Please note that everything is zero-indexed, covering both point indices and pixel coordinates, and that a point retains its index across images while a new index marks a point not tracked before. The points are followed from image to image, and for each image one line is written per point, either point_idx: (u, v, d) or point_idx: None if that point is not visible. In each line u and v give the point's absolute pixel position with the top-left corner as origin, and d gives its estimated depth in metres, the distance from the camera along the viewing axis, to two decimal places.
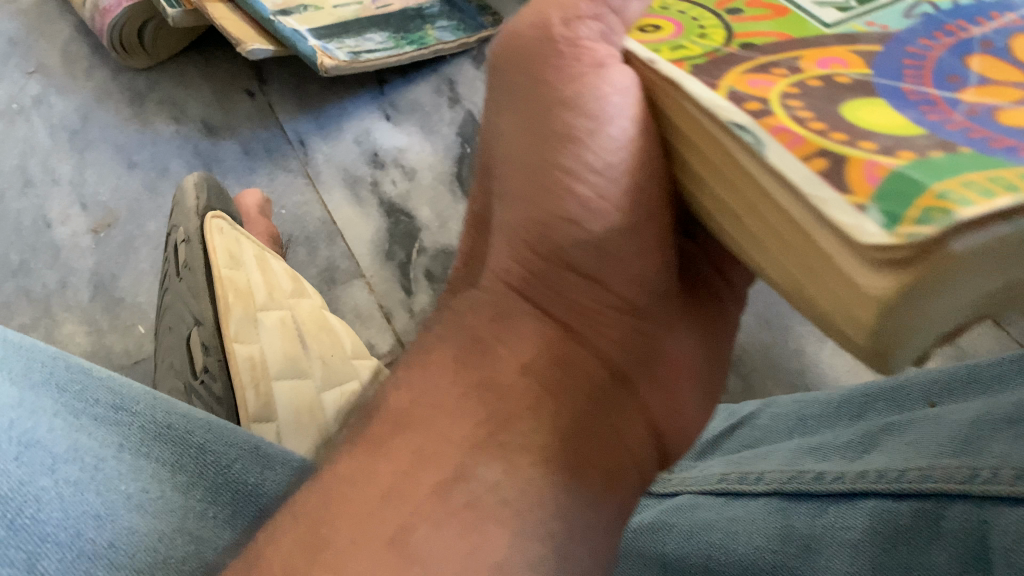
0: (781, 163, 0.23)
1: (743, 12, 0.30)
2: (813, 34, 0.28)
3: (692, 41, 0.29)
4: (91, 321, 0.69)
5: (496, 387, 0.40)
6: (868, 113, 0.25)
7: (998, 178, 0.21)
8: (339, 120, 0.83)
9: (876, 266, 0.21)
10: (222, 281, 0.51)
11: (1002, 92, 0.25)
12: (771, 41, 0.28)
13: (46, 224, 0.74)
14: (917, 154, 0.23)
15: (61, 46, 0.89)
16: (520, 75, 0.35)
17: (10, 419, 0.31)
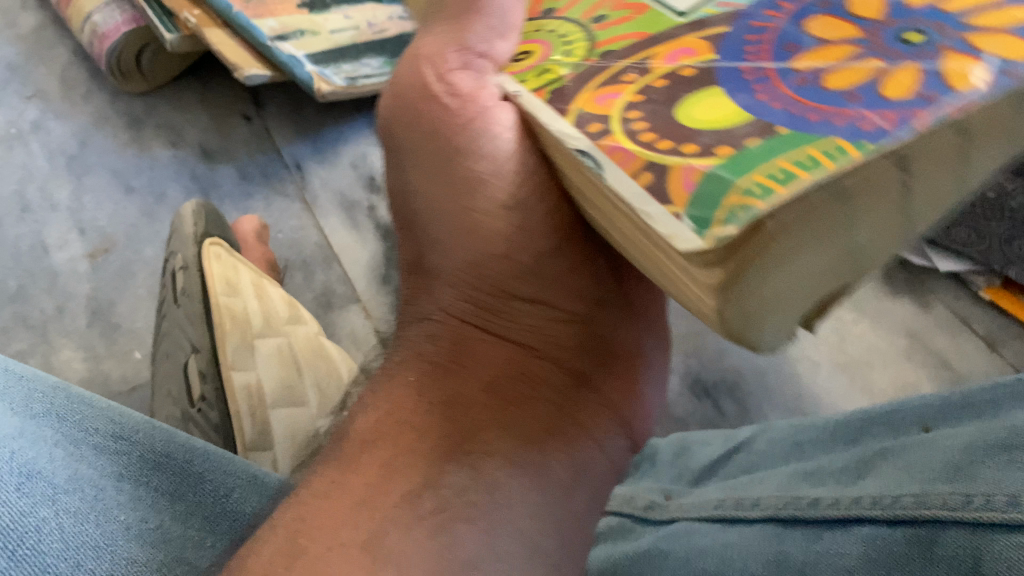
0: (616, 185, 0.26)
1: (608, 18, 0.33)
2: (667, 26, 0.31)
3: (556, 62, 0.32)
4: (89, 347, 0.69)
5: (433, 428, 0.39)
6: (701, 110, 0.27)
7: (831, 149, 0.24)
8: (336, 145, 0.84)
9: (699, 262, 0.24)
10: (219, 308, 0.51)
11: (830, 54, 0.28)
12: (630, 42, 0.31)
13: (44, 250, 0.75)
14: (734, 147, 0.25)
15: (59, 70, 0.89)
16: (411, 131, 0.39)
17: (11, 449, 0.32)
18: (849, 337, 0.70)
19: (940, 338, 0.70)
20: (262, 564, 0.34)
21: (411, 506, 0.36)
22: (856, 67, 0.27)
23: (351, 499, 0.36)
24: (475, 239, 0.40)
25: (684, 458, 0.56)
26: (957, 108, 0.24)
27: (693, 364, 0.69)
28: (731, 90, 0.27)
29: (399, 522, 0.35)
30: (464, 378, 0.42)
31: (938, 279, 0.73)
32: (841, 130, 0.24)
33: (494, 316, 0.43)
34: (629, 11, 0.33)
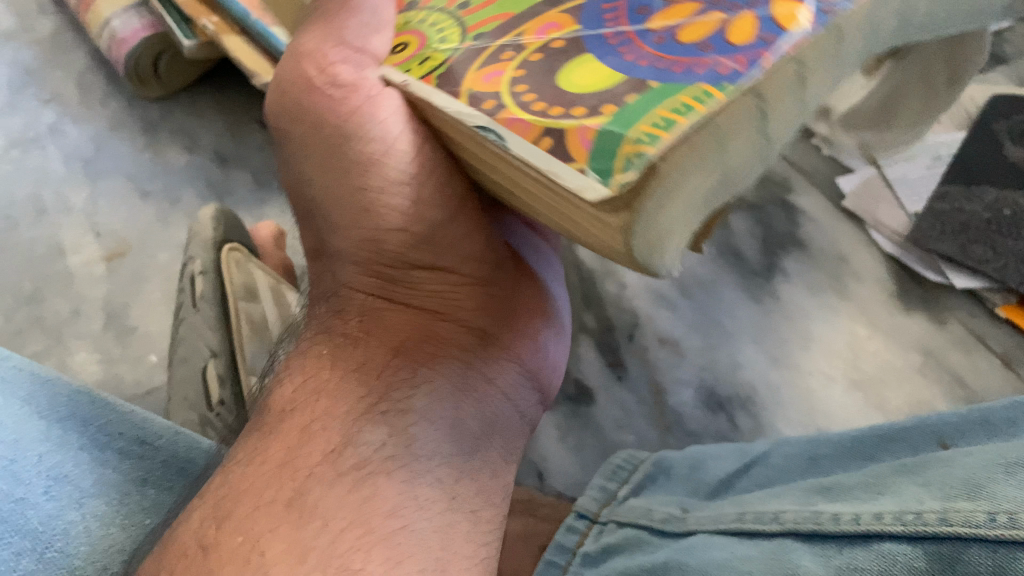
0: (520, 153, 0.28)
1: (472, 5, 0.35)
2: (526, 6, 0.33)
3: (433, 50, 0.34)
4: (103, 350, 0.69)
5: (343, 396, 0.37)
6: (579, 75, 0.29)
7: (700, 94, 0.26)
8: None
9: (607, 212, 0.26)
10: (239, 313, 0.52)
11: (679, 12, 0.31)
12: (498, 24, 0.33)
13: (59, 253, 0.75)
14: (616, 105, 0.27)
15: (76, 75, 0.90)
16: (302, 125, 0.38)
17: (39, 453, 0.33)
18: (864, 352, 0.70)
19: (955, 354, 0.70)
20: (192, 536, 0.32)
21: (329, 463, 0.34)
22: (703, 21, 0.30)
23: (271, 461, 0.35)
24: (368, 217, 0.38)
25: (699, 472, 0.55)
26: (793, 47, 0.28)
27: (707, 376, 0.69)
28: (601, 55, 0.30)
29: (323, 478, 0.34)
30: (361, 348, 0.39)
31: (954, 295, 0.73)
32: (703, 77, 0.27)
33: (395, 285, 0.41)
34: None
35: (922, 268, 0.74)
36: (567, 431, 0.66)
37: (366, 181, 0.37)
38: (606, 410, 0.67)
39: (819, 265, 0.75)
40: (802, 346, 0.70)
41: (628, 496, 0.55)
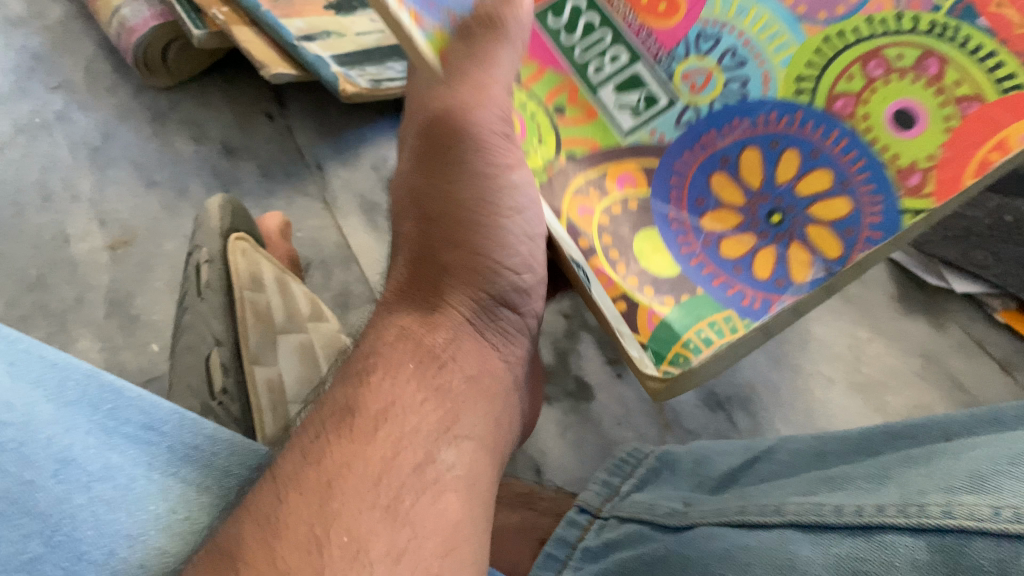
0: (602, 300, 0.45)
1: (564, 112, 0.46)
2: (610, 142, 0.46)
3: (534, 149, 0.46)
4: (106, 338, 0.69)
5: (441, 408, 0.39)
6: (654, 259, 0.46)
7: (729, 322, 0.44)
8: (358, 146, 0.85)
9: (652, 380, 0.44)
10: (243, 303, 0.52)
11: (726, 219, 0.45)
12: (584, 150, 0.46)
13: (65, 240, 0.75)
14: (674, 300, 0.45)
15: (85, 63, 0.90)
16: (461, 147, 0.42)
17: (47, 436, 0.33)
18: (864, 355, 0.70)
19: (955, 359, 0.70)
20: (297, 525, 0.31)
21: (417, 476, 0.35)
22: (739, 239, 0.45)
23: (364, 470, 0.34)
24: (491, 253, 0.44)
25: (703, 466, 0.56)
26: (795, 297, 0.43)
27: (707, 375, 0.69)
28: (664, 232, 0.46)
29: (412, 489, 0.35)
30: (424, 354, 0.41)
31: (954, 299, 0.73)
32: (731, 301, 0.44)
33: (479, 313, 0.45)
34: (581, 112, 0.46)
35: (922, 273, 0.74)
36: (567, 427, 0.67)
37: (485, 213, 0.43)
38: (607, 406, 0.68)
39: None
40: (802, 348, 0.71)
41: (630, 490, 0.55)
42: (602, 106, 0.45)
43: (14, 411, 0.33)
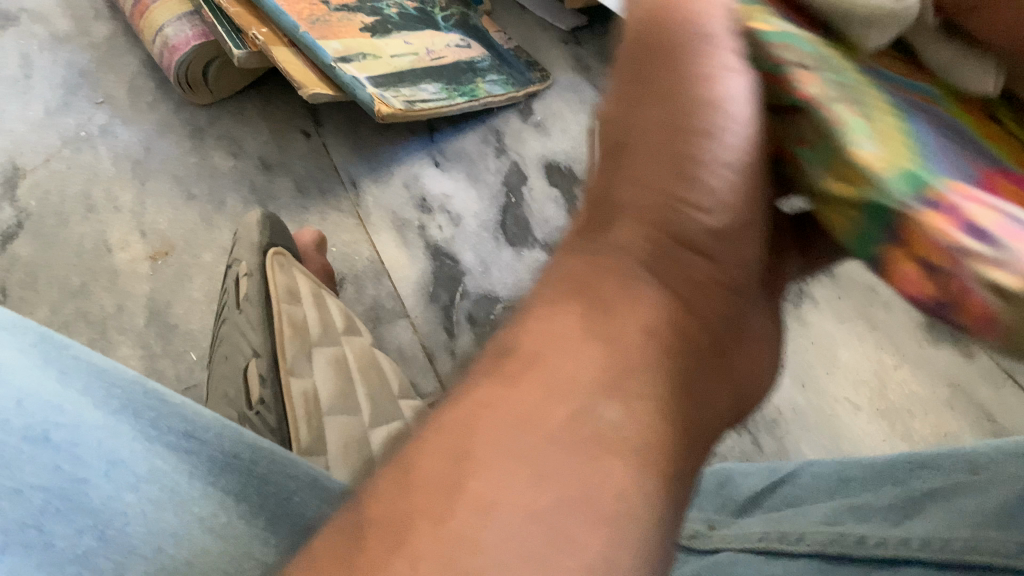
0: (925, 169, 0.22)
1: (371, 59, 0.86)
2: (401, 70, 0.87)
3: (376, 57, 0.87)
4: (145, 345, 0.70)
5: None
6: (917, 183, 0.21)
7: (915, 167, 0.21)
8: (389, 164, 0.88)
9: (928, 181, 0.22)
10: (282, 315, 0.53)
11: None
12: (388, 62, 0.87)
13: (106, 250, 0.77)
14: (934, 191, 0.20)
15: (128, 80, 0.94)
16: (639, 66, 0.28)
17: (98, 438, 0.34)
18: (890, 382, 0.71)
19: (984, 388, 0.70)
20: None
21: None
22: None
23: None
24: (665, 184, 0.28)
25: (729, 488, 0.56)
26: None
27: None
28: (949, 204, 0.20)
29: None
30: (511, 425, 0.26)
31: None
32: None
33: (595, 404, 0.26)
34: (375, 55, 0.87)
35: None
36: None
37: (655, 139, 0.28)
38: None
39: (846, 293, 0.76)
40: (828, 373, 0.72)
41: None
42: (403, 79, 0.86)
43: (65, 413, 0.34)
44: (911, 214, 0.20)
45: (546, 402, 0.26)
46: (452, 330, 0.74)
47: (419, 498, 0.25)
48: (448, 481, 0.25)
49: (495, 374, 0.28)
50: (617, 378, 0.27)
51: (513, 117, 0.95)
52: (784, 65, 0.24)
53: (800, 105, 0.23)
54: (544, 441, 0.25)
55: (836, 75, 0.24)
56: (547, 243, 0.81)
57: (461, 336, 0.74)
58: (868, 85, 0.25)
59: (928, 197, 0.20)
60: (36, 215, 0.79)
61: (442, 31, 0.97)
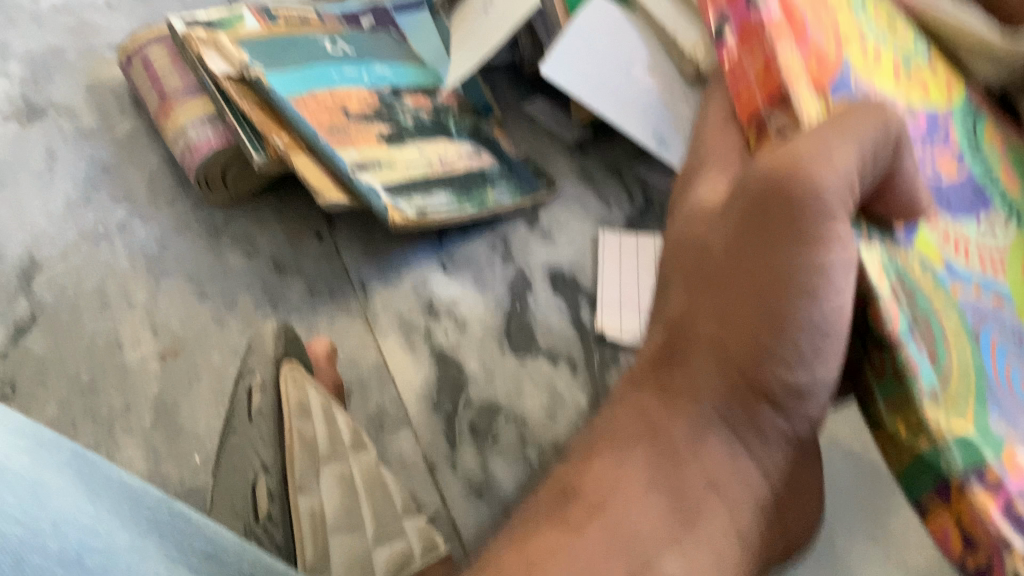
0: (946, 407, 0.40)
1: (384, 166, 0.90)
2: (414, 177, 0.91)
3: (390, 165, 0.91)
4: (151, 446, 0.72)
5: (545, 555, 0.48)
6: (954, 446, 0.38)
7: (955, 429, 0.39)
8: (399, 268, 0.90)
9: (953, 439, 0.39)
10: (292, 431, 0.54)
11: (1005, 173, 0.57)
12: (402, 171, 0.91)
13: (118, 346, 0.78)
14: (993, 475, 0.37)
15: (148, 175, 0.97)
16: (763, 222, 0.45)
17: (127, 561, 0.32)
18: (881, 502, 0.72)
19: None
20: None
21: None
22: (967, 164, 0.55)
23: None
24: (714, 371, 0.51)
25: None
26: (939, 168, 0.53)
27: None
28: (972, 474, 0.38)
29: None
30: (608, 522, 0.50)
31: None
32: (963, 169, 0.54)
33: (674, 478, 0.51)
34: (389, 163, 0.91)
35: None
36: None
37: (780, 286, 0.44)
38: None
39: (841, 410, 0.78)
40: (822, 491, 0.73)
41: None
42: (415, 186, 0.90)
43: (96, 534, 0.32)
44: (960, 484, 0.38)
45: (623, 524, 0.49)
46: (454, 442, 0.75)
47: (532, 546, 0.49)
48: (575, 508, 0.51)
49: (592, 488, 0.52)
50: (672, 504, 0.50)
51: (520, 224, 0.98)
52: (876, 300, 0.42)
53: (886, 336, 0.41)
54: (615, 528, 0.49)
55: (914, 312, 0.43)
56: (551, 352, 0.84)
57: (462, 448, 0.75)
58: (935, 315, 0.44)
59: (980, 468, 0.38)
60: (51, 309, 0.81)
61: (454, 140, 1.01)
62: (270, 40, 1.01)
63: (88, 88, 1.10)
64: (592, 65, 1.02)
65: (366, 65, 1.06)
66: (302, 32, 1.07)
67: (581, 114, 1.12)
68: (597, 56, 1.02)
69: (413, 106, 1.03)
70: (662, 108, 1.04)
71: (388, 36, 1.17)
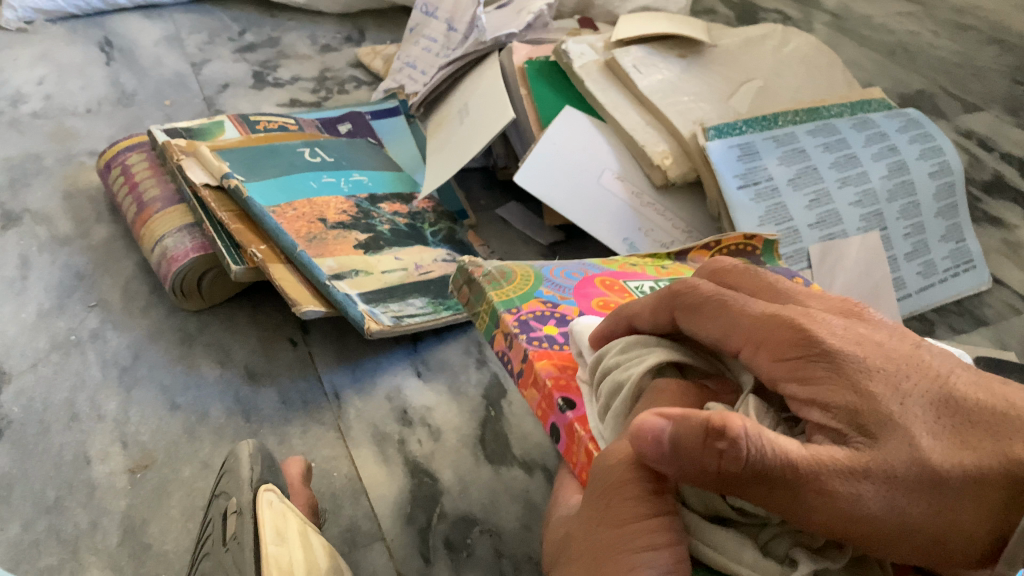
0: None
1: (362, 274, 0.91)
2: (391, 284, 0.93)
3: (368, 272, 0.92)
4: (116, 568, 0.69)
5: None
6: None
7: None
8: (373, 375, 0.91)
9: None
10: (268, 559, 0.53)
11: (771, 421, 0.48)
12: (379, 278, 0.93)
13: (85, 461, 0.77)
14: None
15: (122, 284, 0.97)
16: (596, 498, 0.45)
17: None
18: None
19: None
20: None
21: None
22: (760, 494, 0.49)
23: None
24: None
25: None
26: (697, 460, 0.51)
27: None
28: None
29: None
30: None
31: None
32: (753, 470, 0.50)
33: None
34: (367, 270, 0.92)
35: None
36: None
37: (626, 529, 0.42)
38: None
39: None
40: None
41: None
42: (392, 294, 0.91)
43: None
44: None
45: None
46: (428, 557, 0.74)
47: None
48: None
49: None
50: None
51: None
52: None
53: None
54: None
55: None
56: (526, 462, 0.84)
57: (436, 563, 0.74)
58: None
59: None
60: (18, 423, 0.79)
61: (429, 246, 1.03)
62: (252, 150, 1.04)
63: (66, 196, 1.11)
64: (561, 177, 1.08)
65: (345, 172, 1.09)
66: (283, 140, 1.10)
67: (553, 220, 1.15)
68: (565, 169, 1.08)
69: (390, 212, 1.06)
70: (632, 212, 1.07)
71: (366, 144, 1.21)
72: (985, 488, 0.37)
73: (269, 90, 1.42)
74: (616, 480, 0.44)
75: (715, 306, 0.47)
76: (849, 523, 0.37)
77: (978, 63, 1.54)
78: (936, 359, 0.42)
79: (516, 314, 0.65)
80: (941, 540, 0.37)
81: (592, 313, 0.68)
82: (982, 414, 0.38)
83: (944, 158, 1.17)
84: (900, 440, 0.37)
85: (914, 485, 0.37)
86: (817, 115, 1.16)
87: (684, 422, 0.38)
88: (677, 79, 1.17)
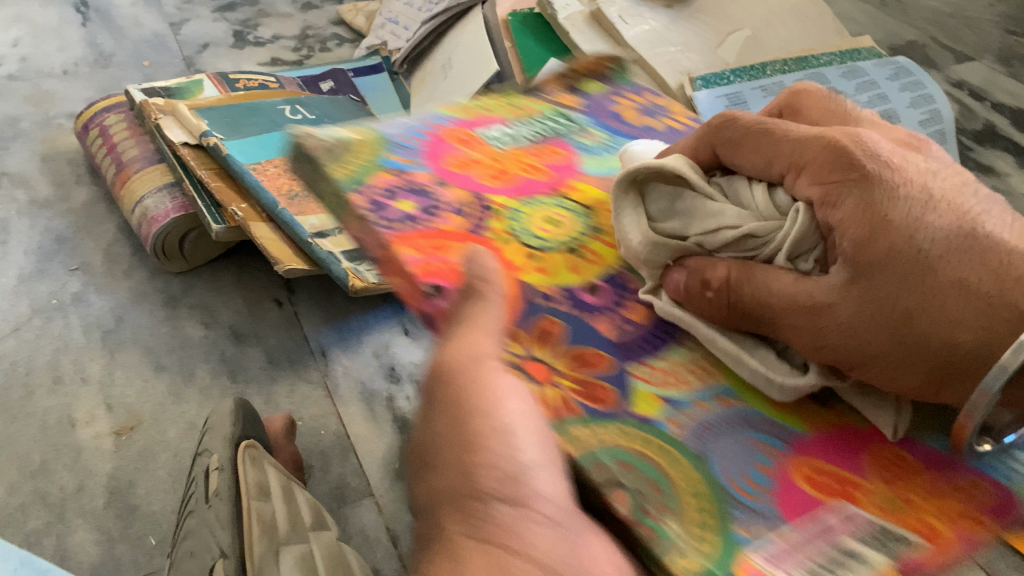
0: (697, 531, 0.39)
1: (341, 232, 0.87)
2: None
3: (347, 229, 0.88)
4: (104, 529, 0.69)
5: None
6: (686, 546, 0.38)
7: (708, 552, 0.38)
8: (360, 333, 0.90)
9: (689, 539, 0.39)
10: (251, 511, 0.53)
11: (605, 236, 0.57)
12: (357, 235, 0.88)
13: (71, 424, 0.76)
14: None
15: (104, 247, 0.96)
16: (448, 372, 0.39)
17: None
18: None
19: None
20: None
21: None
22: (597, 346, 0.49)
23: None
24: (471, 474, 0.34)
25: None
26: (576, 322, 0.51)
27: None
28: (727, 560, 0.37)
29: None
30: None
31: None
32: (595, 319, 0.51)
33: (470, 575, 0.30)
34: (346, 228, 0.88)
35: None
36: None
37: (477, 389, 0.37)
38: None
39: None
40: None
41: None
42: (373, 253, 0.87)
43: None
44: None
45: None
46: None
47: None
48: None
49: None
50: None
51: None
52: (601, 487, 0.39)
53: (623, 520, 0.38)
54: None
55: (639, 486, 0.40)
56: None
57: None
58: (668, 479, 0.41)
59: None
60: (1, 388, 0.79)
61: None
62: (231, 108, 1.02)
63: (44, 159, 1.08)
64: None
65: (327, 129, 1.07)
66: (263, 98, 1.08)
67: None
68: None
69: None
70: None
71: (349, 101, 1.19)
72: (959, 328, 0.38)
73: (249, 49, 1.40)
74: (460, 363, 0.38)
75: (756, 136, 0.47)
76: (844, 343, 0.40)
77: (970, 12, 1.52)
78: (975, 204, 0.42)
79: (365, 192, 0.57)
80: (939, 363, 0.39)
81: (445, 177, 0.62)
82: (991, 255, 0.39)
83: (935, 107, 1.15)
84: (911, 267, 0.39)
85: (911, 305, 0.38)
86: (807, 63, 1.14)
87: (708, 264, 0.46)
88: (664, 30, 1.14)
